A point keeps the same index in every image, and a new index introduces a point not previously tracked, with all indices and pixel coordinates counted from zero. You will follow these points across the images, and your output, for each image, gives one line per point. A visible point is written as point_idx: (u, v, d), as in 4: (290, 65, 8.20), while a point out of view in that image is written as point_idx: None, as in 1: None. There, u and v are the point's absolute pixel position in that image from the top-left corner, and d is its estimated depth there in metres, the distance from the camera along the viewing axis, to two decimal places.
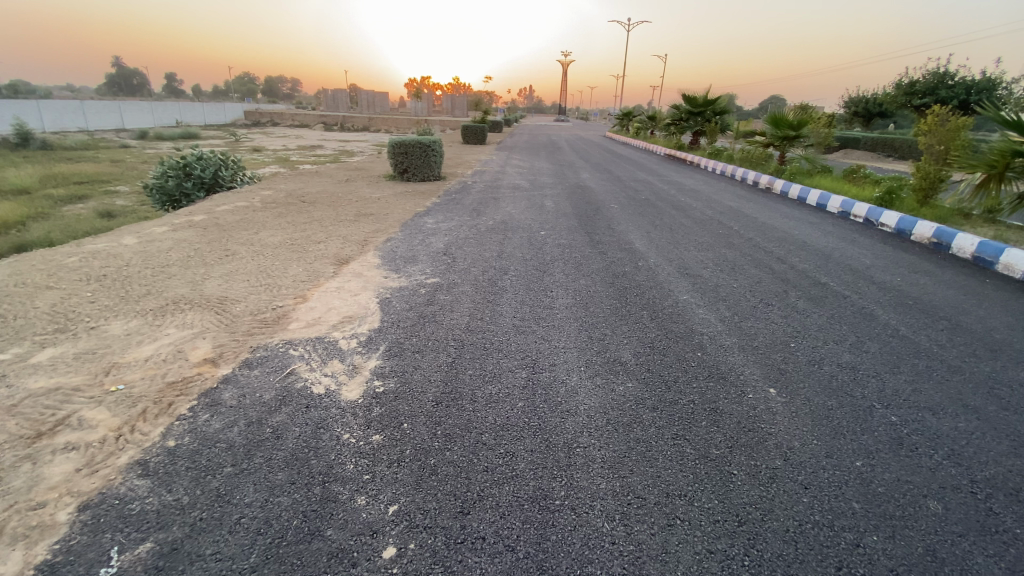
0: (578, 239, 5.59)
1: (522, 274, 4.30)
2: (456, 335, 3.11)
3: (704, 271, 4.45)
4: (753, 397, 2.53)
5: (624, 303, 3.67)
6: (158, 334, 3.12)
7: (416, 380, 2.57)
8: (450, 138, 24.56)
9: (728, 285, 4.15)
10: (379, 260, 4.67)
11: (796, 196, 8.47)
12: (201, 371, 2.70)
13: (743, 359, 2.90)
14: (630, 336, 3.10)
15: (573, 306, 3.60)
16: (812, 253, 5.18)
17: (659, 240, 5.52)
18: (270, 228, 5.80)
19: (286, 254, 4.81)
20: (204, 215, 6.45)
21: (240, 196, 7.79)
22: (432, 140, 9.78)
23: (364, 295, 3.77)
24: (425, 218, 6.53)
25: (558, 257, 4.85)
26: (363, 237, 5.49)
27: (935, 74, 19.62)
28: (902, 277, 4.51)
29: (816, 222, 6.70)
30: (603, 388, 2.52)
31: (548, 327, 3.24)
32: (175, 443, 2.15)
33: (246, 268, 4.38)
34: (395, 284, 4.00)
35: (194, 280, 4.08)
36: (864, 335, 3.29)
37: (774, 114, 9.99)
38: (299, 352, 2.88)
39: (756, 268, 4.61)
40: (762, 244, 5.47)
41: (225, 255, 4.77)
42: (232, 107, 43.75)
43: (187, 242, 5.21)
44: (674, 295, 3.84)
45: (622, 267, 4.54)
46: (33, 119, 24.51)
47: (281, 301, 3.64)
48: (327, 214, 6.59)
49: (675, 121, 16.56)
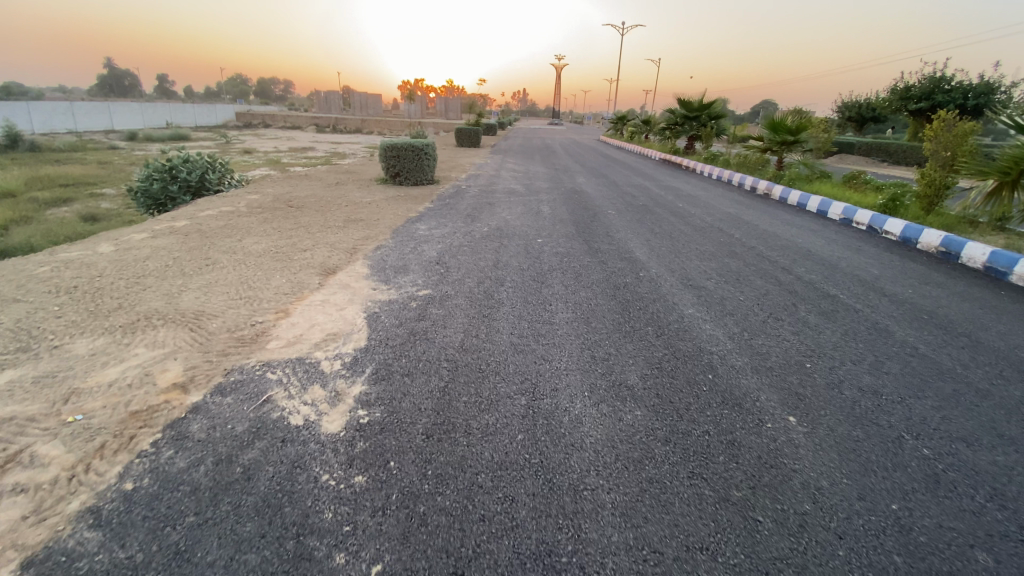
0: (576, 247, 5.38)
1: (519, 286, 4.09)
2: (448, 355, 2.88)
3: (708, 283, 4.26)
4: (772, 427, 2.32)
5: (627, 318, 3.46)
6: (125, 354, 2.87)
7: (404, 409, 2.34)
8: (443, 141, 24.35)
9: (735, 297, 3.96)
10: (368, 269, 4.44)
11: (796, 202, 8.32)
12: (169, 398, 2.46)
13: (758, 382, 2.69)
14: (636, 356, 2.88)
15: (573, 321, 3.39)
16: (818, 263, 5.00)
17: (660, 249, 5.32)
18: (255, 234, 5.55)
19: (270, 263, 4.58)
20: (186, 220, 6.19)
21: (225, 200, 7.52)
22: (425, 144, 9.55)
23: (350, 309, 3.53)
24: (417, 224, 6.30)
25: (556, 267, 4.64)
26: (351, 244, 5.26)
27: (931, 79, 19.61)
28: (915, 289, 4.33)
29: (819, 230, 6.53)
30: (609, 417, 2.31)
31: (548, 345, 3.02)
32: (132, 486, 1.91)
33: (227, 279, 4.14)
34: (384, 297, 3.78)
35: (170, 292, 3.84)
36: (882, 355, 3.10)
37: (772, 119, 9.84)
38: (277, 377, 2.65)
39: (763, 279, 4.41)
40: (767, 253, 5.28)
41: (205, 264, 4.53)
42: (223, 109, 43.35)
43: (166, 250, 4.94)
44: (679, 309, 3.64)
45: (623, 278, 4.34)
46: (19, 120, 24.02)
47: (261, 316, 3.40)
48: (315, 219, 6.35)
49: (671, 125, 16.42)
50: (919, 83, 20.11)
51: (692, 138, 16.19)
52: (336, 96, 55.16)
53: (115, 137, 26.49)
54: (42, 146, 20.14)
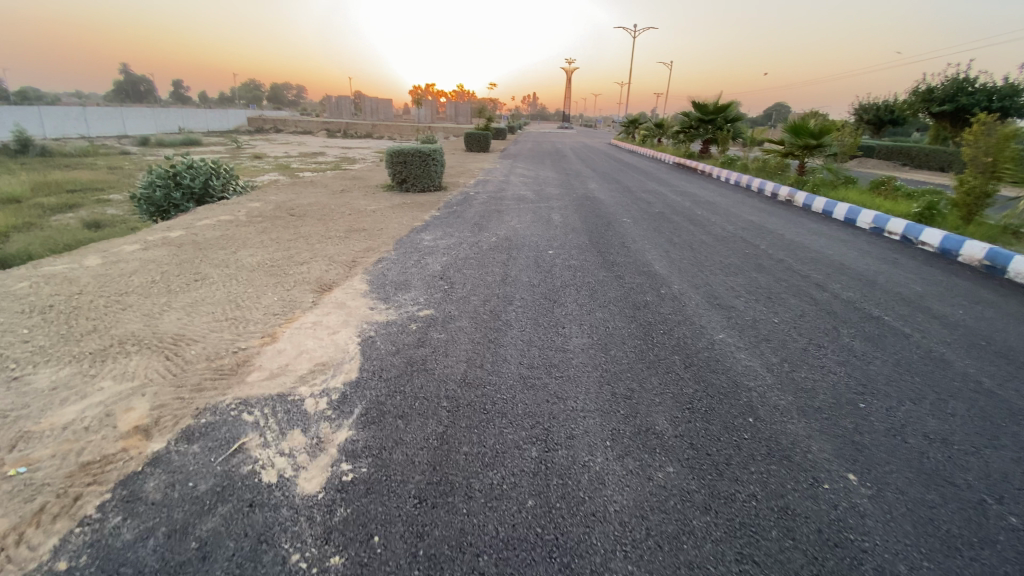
0: (590, 260, 5.02)
1: (529, 305, 3.75)
2: (448, 390, 2.54)
3: (737, 302, 3.89)
4: (829, 489, 1.96)
5: (649, 344, 3.10)
6: (89, 389, 2.57)
7: (395, 463, 2.01)
8: (452, 145, 24.12)
9: (768, 319, 3.58)
10: (366, 285, 4.12)
11: (821, 209, 7.89)
12: (127, 447, 2.14)
13: (806, 429, 2.33)
14: (663, 394, 2.53)
15: (590, 348, 3.04)
16: (854, 278, 4.61)
17: (681, 262, 4.94)
18: (251, 246, 5.26)
19: (263, 278, 4.28)
20: (182, 230, 5.91)
21: (225, 208, 7.26)
22: (432, 149, 9.27)
23: (343, 332, 3.20)
24: (422, 234, 5.97)
25: (569, 282, 4.29)
26: (351, 257, 4.94)
27: (954, 80, 19.02)
28: (965, 309, 3.93)
29: (849, 240, 6.11)
30: (637, 476, 1.96)
31: (562, 378, 2.67)
32: (65, 565, 1.59)
33: (214, 297, 3.83)
34: (382, 318, 3.45)
35: (150, 313, 3.54)
36: (943, 392, 2.72)
37: (794, 121, 9.41)
38: (254, 418, 2.33)
39: (797, 298, 4.03)
40: (797, 267, 4.89)
41: (194, 280, 4.23)
42: (235, 115, 43.64)
43: (155, 264, 4.66)
44: (708, 334, 3.27)
45: (643, 296, 3.98)
46: (33, 125, 24.10)
47: (245, 342, 3.08)
48: (316, 229, 6.05)
49: (685, 129, 16.01)
50: (941, 85, 19.51)
51: (707, 142, 15.77)
52: (347, 100, 55.30)
53: (127, 142, 26.51)
54: (54, 152, 20.16)
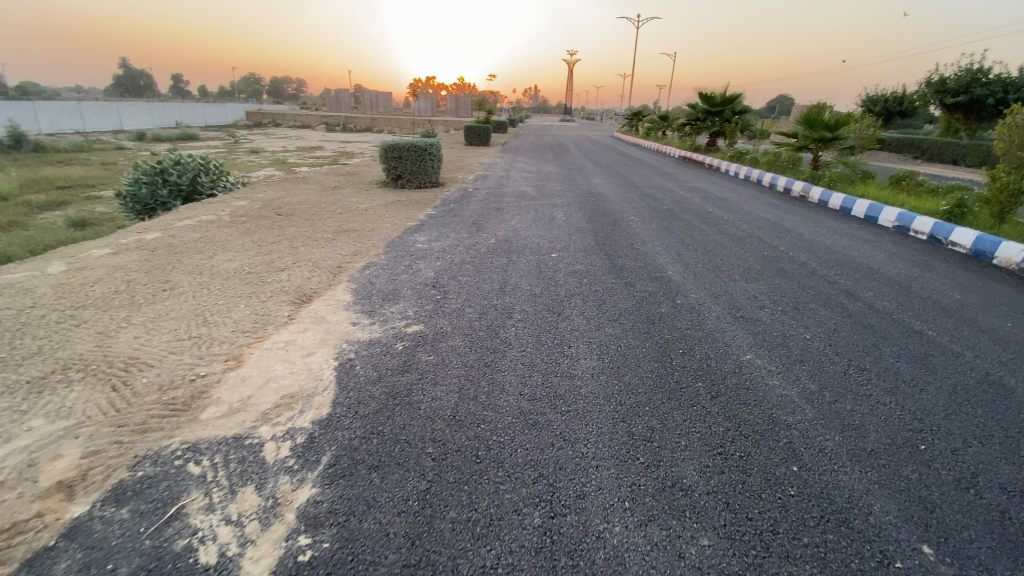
0: (597, 264, 4.62)
1: (530, 319, 3.36)
2: (435, 430, 2.15)
3: (761, 313, 3.50)
4: (902, 569, 1.58)
5: (668, 368, 2.71)
6: (15, 431, 2.20)
7: (364, 536, 1.63)
8: (453, 139, 23.69)
9: (798, 335, 3.19)
10: (350, 295, 3.73)
11: (839, 206, 7.48)
12: (44, 511, 1.78)
13: (861, 481, 1.95)
14: (689, 436, 2.15)
15: (601, 373, 2.65)
16: (885, 285, 4.21)
17: (696, 266, 4.54)
18: (230, 250, 4.87)
19: (239, 287, 3.90)
20: (159, 232, 5.53)
21: (210, 206, 6.87)
22: (428, 143, 8.85)
23: (318, 354, 2.82)
24: (415, 235, 5.57)
25: (574, 291, 3.90)
26: (337, 262, 4.55)
27: (968, 71, 18.46)
28: (1015, 321, 3.51)
29: (873, 240, 5.71)
30: (664, 553, 1.59)
31: (570, 414, 2.28)
32: None
33: (181, 311, 3.45)
34: (364, 336, 3.06)
35: (106, 330, 3.17)
36: (1014, 428, 2.32)
37: (807, 113, 8.98)
38: (202, 470, 1.95)
39: (827, 309, 3.64)
40: (822, 271, 4.49)
41: (162, 290, 3.85)
42: (233, 108, 43.15)
43: (123, 271, 4.28)
44: (734, 355, 2.88)
45: (657, 307, 3.59)
46: (28, 120, 23.71)
47: (206, 367, 2.70)
48: (302, 230, 5.66)
49: (691, 121, 15.55)
50: (955, 75, 18.95)
51: (713, 136, 15.30)
52: (346, 94, 54.68)
53: (122, 138, 26.11)
54: (50, 147, 19.80)
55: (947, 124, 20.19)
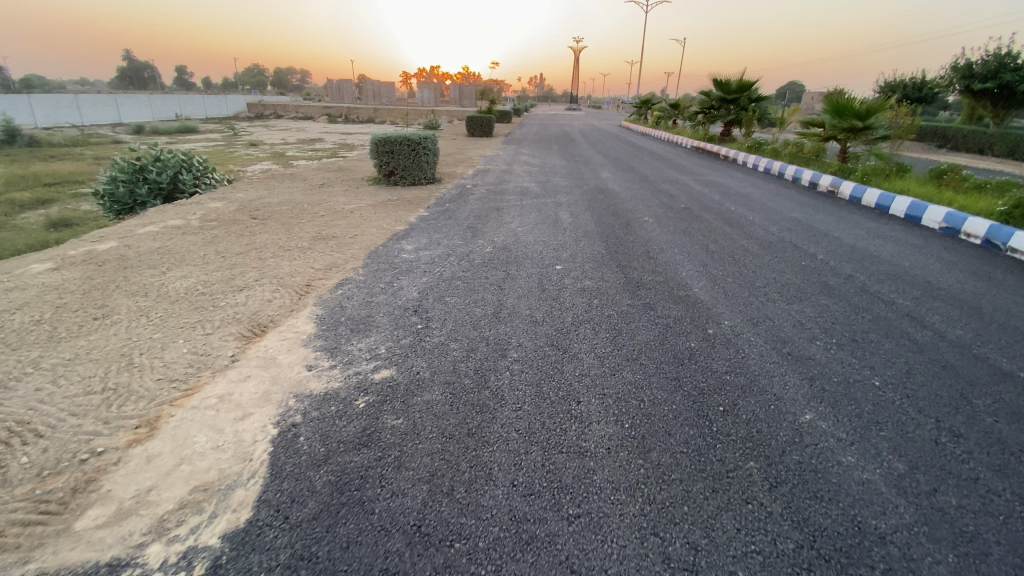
0: (608, 280, 3.98)
1: (529, 357, 2.72)
2: (390, 555, 1.53)
3: (813, 349, 2.85)
4: None
5: (709, 439, 2.07)
6: None
7: None
8: (455, 130, 22.96)
9: (866, 382, 2.54)
10: (313, 324, 3.11)
11: (875, 203, 6.78)
12: None
13: None
14: (750, 564, 1.52)
15: (621, 446, 2.02)
16: (952, 304, 3.55)
17: (725, 282, 3.88)
18: (188, 263, 4.25)
19: (185, 314, 3.30)
20: (116, 241, 4.92)
21: (181, 209, 6.24)
22: (422, 137, 8.18)
23: (255, 418, 2.20)
24: (402, 243, 4.94)
25: (584, 316, 3.27)
26: (306, 278, 3.93)
27: (996, 56, 17.42)
28: None
29: (923, 245, 5.01)
30: None
31: (581, 523, 1.65)
32: None
33: (107, 349, 2.85)
34: (319, 386, 2.43)
35: (6, 378, 2.57)
36: None
37: (836, 100, 8.20)
38: None
39: (891, 341, 2.98)
40: (873, 288, 3.83)
41: (93, 318, 3.24)
42: (235, 99, 42.66)
43: (56, 292, 3.68)
44: (790, 417, 2.23)
45: (685, 339, 2.94)
46: (23, 114, 23.23)
47: (108, 439, 2.10)
48: (276, 238, 5.04)
49: (704, 110, 14.74)
50: (983, 59, 17.92)
51: (728, 125, 14.47)
52: (348, 85, 53.85)
53: (120, 131, 25.56)
54: (43, 142, 19.28)
55: (971, 110, 19.32)
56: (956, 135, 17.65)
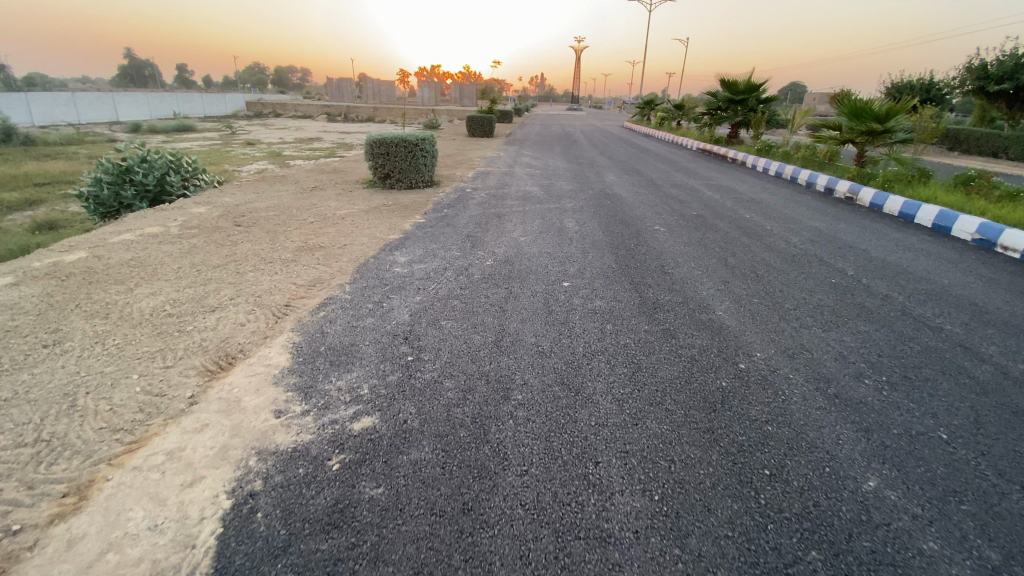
0: (621, 299, 3.60)
1: (535, 400, 2.34)
2: None
3: (862, 390, 2.47)
4: None
5: (758, 519, 1.69)
6: None
7: None
8: (456, 130, 22.59)
9: (932, 436, 2.15)
10: (289, 354, 2.73)
11: (898, 212, 6.41)
12: None
13: None
14: None
15: (653, 530, 1.63)
16: (1008, 332, 3.17)
17: (750, 304, 3.50)
18: (160, 279, 3.88)
19: (147, 340, 2.92)
20: (86, 251, 4.55)
21: (162, 215, 5.86)
22: (419, 138, 7.79)
23: (208, 484, 1.82)
24: (395, 255, 4.57)
25: (596, 345, 2.89)
26: (286, 297, 3.55)
27: (1014, 55, 16.95)
28: None
29: (958, 260, 4.63)
30: None
31: None
32: None
33: (49, 385, 2.47)
34: (287, 439, 2.05)
35: None
36: None
37: (854, 102, 7.81)
38: None
39: (950, 379, 2.60)
40: (916, 311, 3.45)
41: (42, 346, 2.86)
42: (235, 100, 42.29)
43: (9, 313, 3.30)
44: (851, 485, 1.85)
45: (714, 376, 2.56)
46: (20, 113, 22.84)
47: (28, 512, 1.72)
48: (258, 248, 4.66)
49: (711, 110, 14.35)
50: (998, 60, 17.48)
51: (736, 126, 14.07)
52: (349, 83, 53.45)
53: (118, 130, 25.20)
54: (37, 140, 18.89)
55: (985, 110, 18.92)
56: (970, 137, 17.23)
